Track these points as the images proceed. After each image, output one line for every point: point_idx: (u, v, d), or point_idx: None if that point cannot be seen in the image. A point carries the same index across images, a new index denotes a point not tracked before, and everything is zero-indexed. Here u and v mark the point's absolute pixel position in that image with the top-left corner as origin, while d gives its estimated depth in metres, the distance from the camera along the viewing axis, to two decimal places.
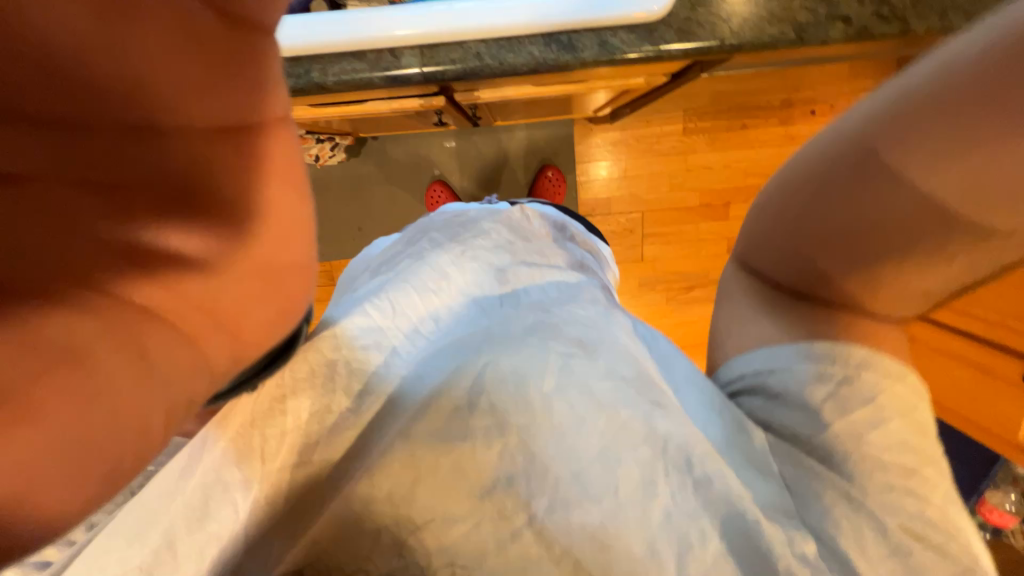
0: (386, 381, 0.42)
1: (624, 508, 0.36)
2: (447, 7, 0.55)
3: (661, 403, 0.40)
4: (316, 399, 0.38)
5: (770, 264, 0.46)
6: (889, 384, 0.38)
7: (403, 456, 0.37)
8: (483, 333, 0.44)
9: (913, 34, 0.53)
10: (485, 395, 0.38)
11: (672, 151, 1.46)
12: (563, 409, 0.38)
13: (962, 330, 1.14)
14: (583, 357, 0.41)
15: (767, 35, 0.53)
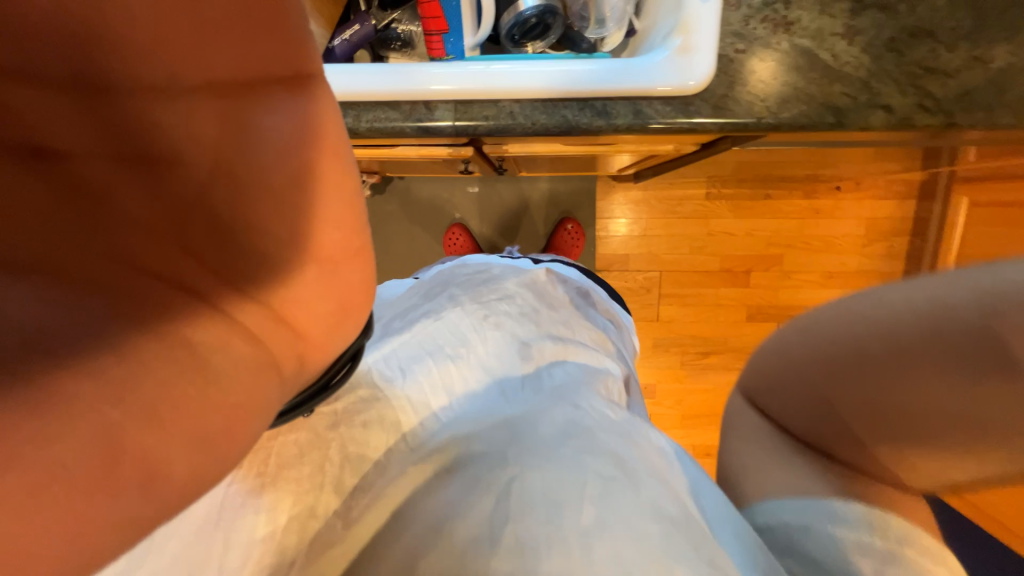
0: (396, 480, 0.40)
1: None
2: (485, 67, 0.56)
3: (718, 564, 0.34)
4: (303, 492, 0.40)
5: (780, 409, 0.50)
6: (933, 568, 0.39)
7: None
8: (504, 434, 0.41)
9: (958, 128, 0.51)
10: (510, 525, 0.35)
11: (694, 214, 1.45)
12: (605, 556, 0.34)
13: None
14: (626, 485, 0.38)
15: (804, 117, 0.52)
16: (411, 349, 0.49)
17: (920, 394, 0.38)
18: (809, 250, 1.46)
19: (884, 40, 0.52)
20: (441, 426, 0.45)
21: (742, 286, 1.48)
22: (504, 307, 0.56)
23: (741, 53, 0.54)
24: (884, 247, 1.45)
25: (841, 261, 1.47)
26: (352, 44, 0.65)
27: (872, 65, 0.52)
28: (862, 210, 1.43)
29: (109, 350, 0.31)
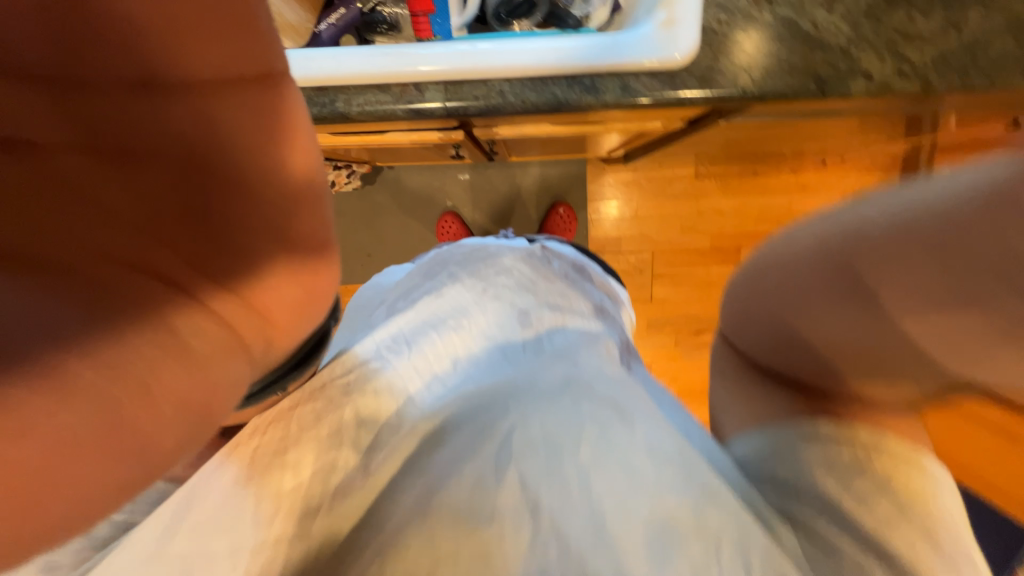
0: (404, 432, 0.44)
1: None
2: (471, 47, 0.56)
3: (710, 490, 0.38)
4: (322, 455, 0.41)
5: (748, 348, 0.53)
6: (898, 468, 0.41)
7: (420, 537, 0.35)
8: (506, 391, 0.44)
9: (934, 92, 0.53)
10: (514, 464, 0.38)
11: (684, 194, 1.47)
12: (602, 487, 0.37)
13: None
14: (622, 426, 0.41)
15: (788, 87, 0.53)
16: (416, 326, 0.51)
17: (843, 337, 0.41)
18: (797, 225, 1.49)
19: (864, 7, 0.53)
20: (448, 393, 0.47)
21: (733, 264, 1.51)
22: (502, 282, 0.57)
23: (726, 26, 0.54)
24: None
25: None
26: (337, 30, 0.66)
27: (852, 33, 0.53)
28: (848, 184, 1.45)
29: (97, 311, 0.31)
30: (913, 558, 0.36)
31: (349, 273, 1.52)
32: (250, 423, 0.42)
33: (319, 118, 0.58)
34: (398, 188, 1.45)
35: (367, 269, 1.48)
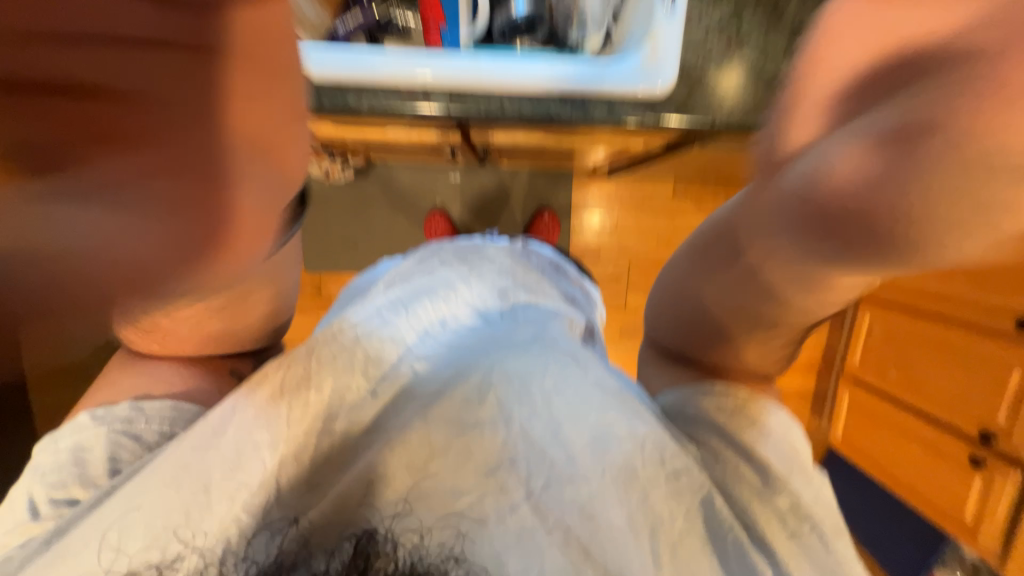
0: (399, 372, 0.49)
1: (603, 491, 0.41)
2: (476, 64, 0.62)
3: (639, 411, 0.45)
4: (337, 379, 0.46)
5: (663, 329, 0.61)
6: (763, 417, 0.50)
7: (418, 435, 0.42)
8: (489, 340, 0.51)
9: None
10: (492, 389, 0.44)
11: (663, 211, 1.56)
12: (559, 406, 0.44)
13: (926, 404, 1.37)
14: (577, 367, 0.47)
15: (751, 123, 0.60)
16: (410, 294, 0.57)
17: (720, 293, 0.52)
18: None
19: None
20: (441, 341, 0.53)
21: None
22: (494, 262, 0.65)
23: (703, 64, 0.61)
24: None
25: None
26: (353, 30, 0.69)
27: None
28: None
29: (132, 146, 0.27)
30: (769, 467, 0.46)
31: (337, 261, 1.56)
32: (268, 365, 0.46)
33: (327, 111, 0.61)
34: (389, 182, 1.48)
35: (354, 259, 1.51)
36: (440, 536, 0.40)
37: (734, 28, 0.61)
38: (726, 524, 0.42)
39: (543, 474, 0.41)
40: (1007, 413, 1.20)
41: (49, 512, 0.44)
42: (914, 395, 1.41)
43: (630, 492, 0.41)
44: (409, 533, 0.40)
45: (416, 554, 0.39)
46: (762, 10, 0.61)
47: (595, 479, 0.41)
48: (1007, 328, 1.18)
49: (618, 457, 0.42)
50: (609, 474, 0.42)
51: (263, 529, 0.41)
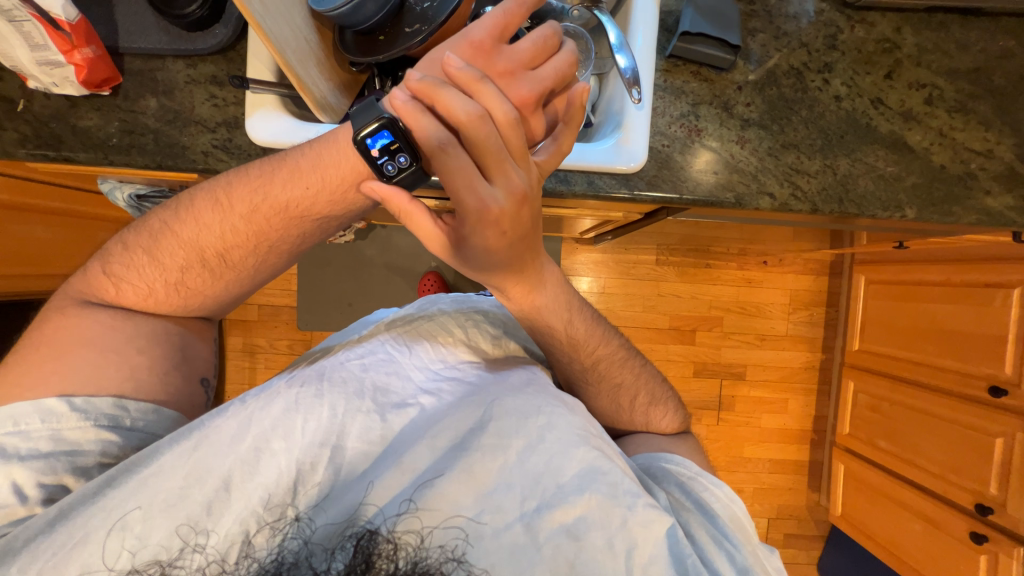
0: (403, 401, 0.56)
1: (590, 513, 0.48)
2: None
3: (609, 454, 0.53)
4: (346, 404, 0.53)
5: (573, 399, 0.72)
6: (714, 485, 0.60)
7: (421, 457, 0.50)
8: (485, 378, 0.59)
9: (821, 213, 0.70)
10: (492, 421, 0.53)
11: (646, 277, 1.66)
12: (552, 439, 0.52)
13: (915, 482, 1.37)
14: (566, 410, 0.56)
15: (713, 197, 0.69)
16: (411, 335, 0.64)
17: (579, 350, 0.67)
18: (744, 314, 1.69)
19: (767, 147, 0.70)
20: (445, 374, 0.60)
21: (688, 343, 1.69)
22: (488, 314, 0.72)
23: (668, 148, 0.70)
24: (807, 315, 1.69)
25: (772, 325, 1.69)
26: None
27: (758, 163, 0.70)
28: (787, 283, 1.68)
29: (484, 179, 0.47)
30: (718, 514, 0.56)
31: (330, 318, 1.59)
32: (280, 384, 0.53)
33: None
34: (387, 245, 1.56)
35: (348, 317, 1.55)
36: (442, 542, 0.46)
37: (693, 120, 0.70)
38: (689, 558, 0.49)
39: (535, 497, 0.49)
40: (997, 482, 1.18)
41: (38, 498, 0.49)
42: (904, 461, 1.39)
43: (613, 513, 0.49)
44: (410, 534, 0.46)
45: (417, 554, 0.45)
46: (714, 109, 0.71)
47: (582, 503, 0.49)
48: (985, 396, 1.22)
49: (602, 487, 0.50)
50: (595, 500, 0.49)
51: (268, 531, 0.46)
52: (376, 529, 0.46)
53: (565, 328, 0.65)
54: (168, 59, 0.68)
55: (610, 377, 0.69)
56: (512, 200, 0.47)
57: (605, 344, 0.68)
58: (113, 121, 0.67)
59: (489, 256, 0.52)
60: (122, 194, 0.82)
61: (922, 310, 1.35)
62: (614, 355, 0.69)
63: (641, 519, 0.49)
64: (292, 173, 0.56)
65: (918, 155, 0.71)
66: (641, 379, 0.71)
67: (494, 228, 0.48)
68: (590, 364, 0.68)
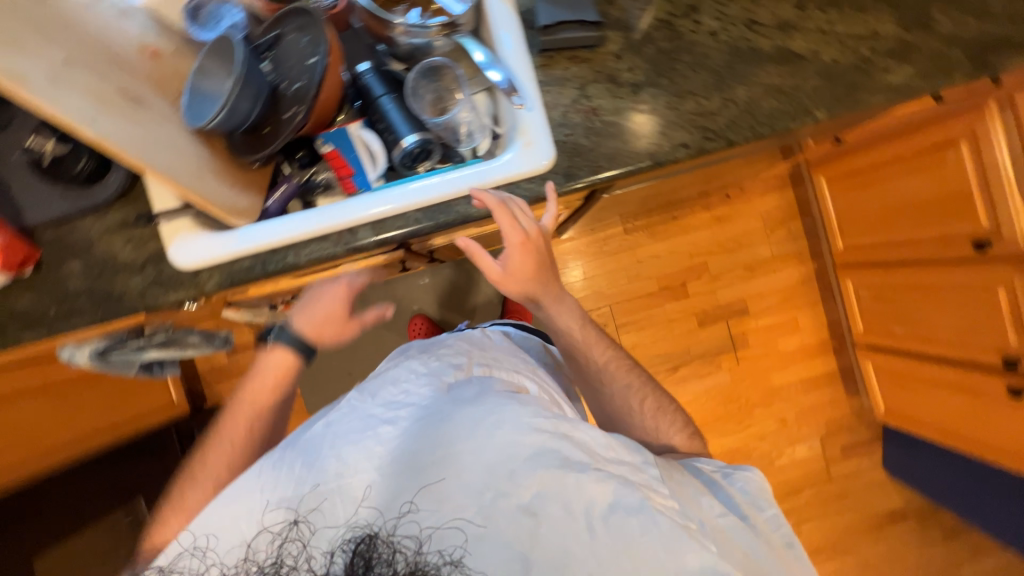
0: (366, 436, 0.58)
1: (549, 483, 0.53)
2: (397, 191, 0.70)
3: (566, 431, 0.57)
4: (313, 455, 0.56)
5: (595, 402, 0.79)
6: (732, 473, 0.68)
7: (390, 481, 0.54)
8: (443, 391, 0.63)
9: (738, 144, 0.71)
10: (449, 430, 0.57)
11: (620, 249, 1.69)
12: (505, 431, 0.56)
13: (940, 356, 1.35)
14: (517, 404, 0.59)
15: (632, 165, 0.69)
16: (375, 381, 0.66)
17: (589, 352, 0.76)
18: (725, 251, 1.73)
19: (665, 102, 0.71)
20: (405, 402, 0.62)
21: (682, 298, 1.72)
22: (454, 342, 0.76)
23: (572, 136, 0.70)
24: (784, 231, 1.73)
25: (756, 252, 1.73)
26: (283, 201, 0.75)
27: (662, 119, 0.70)
28: (756, 207, 1.73)
29: (522, 218, 0.66)
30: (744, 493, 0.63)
31: (337, 394, 1.59)
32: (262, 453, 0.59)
33: (274, 273, 0.69)
34: (366, 304, 1.56)
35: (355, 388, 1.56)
36: (439, 548, 0.50)
37: (586, 102, 0.70)
38: (650, 497, 0.55)
39: (497, 483, 0.53)
40: (1014, 331, 1.15)
41: None
42: (922, 342, 1.38)
43: (566, 481, 0.53)
44: (400, 545, 0.50)
45: (416, 558, 0.49)
46: (601, 84, 0.71)
47: (540, 477, 0.53)
48: (971, 253, 1.19)
49: (557, 461, 0.54)
50: (550, 473, 0.54)
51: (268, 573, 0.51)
52: (375, 533, 0.51)
53: (576, 333, 0.75)
54: (77, 219, 0.69)
55: (620, 378, 0.76)
56: (537, 236, 0.67)
57: (608, 349, 0.77)
58: (46, 293, 0.68)
59: (521, 273, 0.68)
60: (83, 355, 0.83)
61: (885, 191, 1.33)
62: (619, 358, 0.77)
63: (597, 476, 0.54)
64: (252, 382, 0.73)
65: (808, 60, 0.72)
66: (648, 388, 0.77)
67: (526, 252, 0.66)
68: (601, 365, 0.76)
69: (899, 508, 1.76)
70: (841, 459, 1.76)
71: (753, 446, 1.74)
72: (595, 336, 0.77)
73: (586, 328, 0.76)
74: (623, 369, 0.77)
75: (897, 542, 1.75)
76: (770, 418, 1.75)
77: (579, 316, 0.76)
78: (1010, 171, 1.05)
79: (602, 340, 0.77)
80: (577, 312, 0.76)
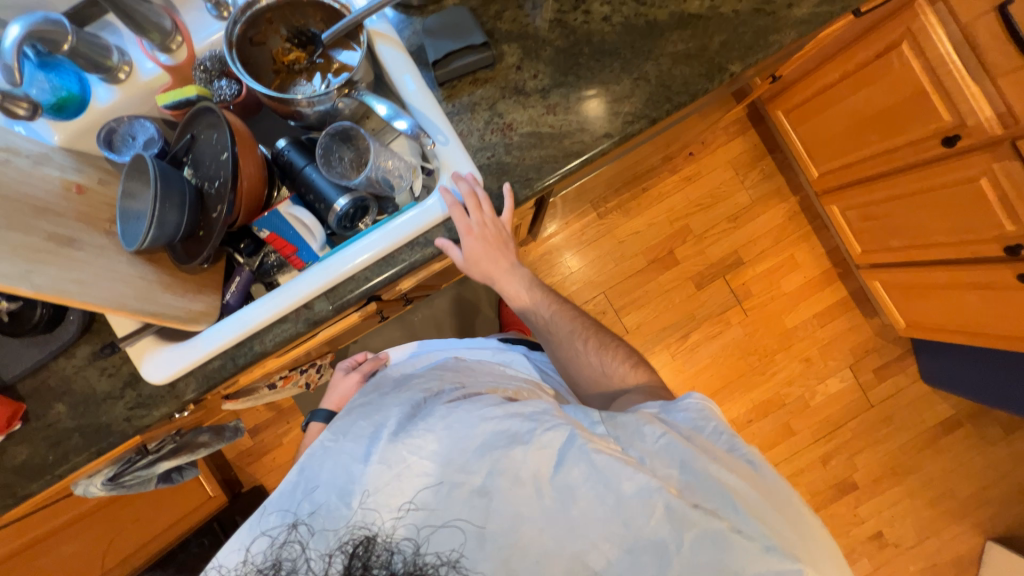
0: (321, 470, 0.55)
1: (503, 463, 0.52)
2: (339, 254, 0.70)
3: (510, 410, 0.57)
4: (274, 506, 0.54)
5: (557, 360, 0.79)
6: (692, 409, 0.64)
7: (353, 507, 0.52)
8: (393, 404, 0.62)
9: (659, 118, 0.70)
10: (398, 441, 0.55)
11: (600, 234, 1.68)
12: (452, 428, 0.56)
13: (941, 260, 1.30)
14: (461, 403, 0.59)
15: (560, 170, 0.69)
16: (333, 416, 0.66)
17: (533, 307, 0.78)
18: (704, 208, 1.70)
19: (576, 99, 0.70)
20: (354, 423, 0.60)
21: (674, 266, 1.69)
22: (423, 376, 0.71)
23: (494, 156, 0.70)
24: (758, 173, 1.70)
25: (736, 201, 1.70)
26: (241, 291, 0.77)
27: (578, 116, 0.70)
28: (723, 158, 1.70)
29: (473, 204, 0.67)
30: (700, 415, 0.61)
31: None
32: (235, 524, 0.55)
33: (245, 365, 0.71)
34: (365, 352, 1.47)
35: None
36: (438, 548, 0.50)
37: (498, 120, 0.70)
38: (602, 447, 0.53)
39: (458, 478, 0.52)
40: (1008, 217, 1.09)
41: None
42: (920, 250, 1.34)
43: (511, 455, 0.53)
44: (382, 558, 0.50)
45: (416, 558, 0.50)
46: (509, 98, 0.70)
47: (495, 461, 0.53)
48: (942, 150, 1.15)
49: (506, 441, 0.54)
50: (503, 454, 0.53)
51: None
52: (374, 535, 0.51)
53: (523, 291, 0.77)
54: (51, 363, 0.71)
55: (564, 324, 0.78)
56: (489, 219, 0.68)
57: (551, 299, 0.79)
58: (39, 441, 0.70)
59: (476, 251, 0.70)
60: (97, 485, 0.85)
61: (841, 112, 1.31)
62: (567, 308, 0.80)
63: (541, 443, 0.53)
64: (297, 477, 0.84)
65: (708, 17, 0.70)
66: (591, 330, 0.79)
67: (477, 236, 0.68)
68: (548, 315, 0.78)
69: (951, 417, 1.70)
70: (877, 383, 1.71)
71: (784, 393, 1.70)
72: (540, 291, 0.79)
73: (530, 285, 0.78)
74: (570, 313, 0.79)
75: (957, 451, 1.69)
76: (794, 361, 1.71)
77: (520, 277, 0.77)
78: (955, 59, 1.02)
79: (544, 293, 0.79)
80: (524, 275, 0.78)
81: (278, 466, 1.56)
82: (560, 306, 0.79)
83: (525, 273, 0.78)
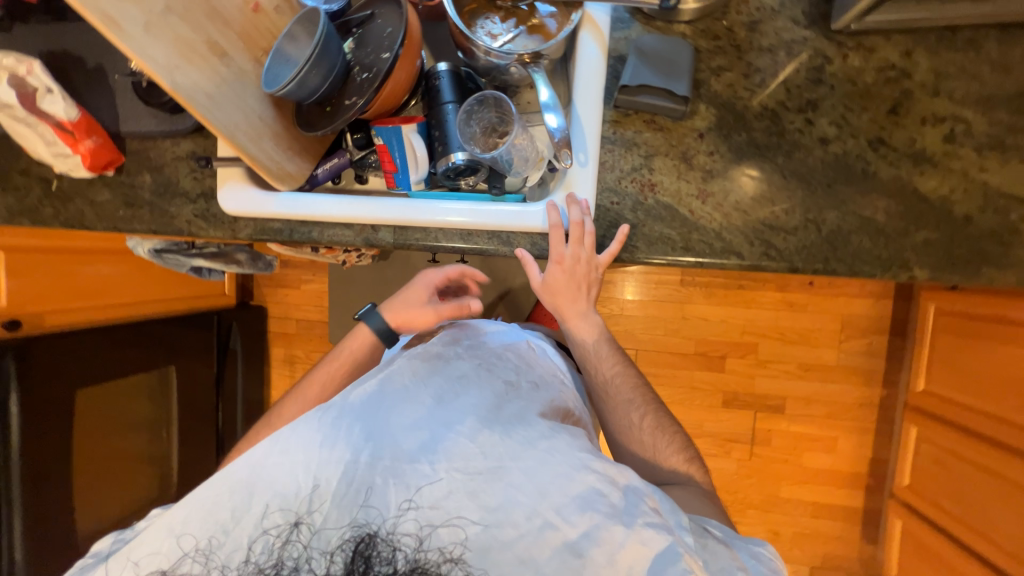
0: (413, 427, 0.54)
1: (590, 530, 0.48)
2: (427, 202, 0.69)
3: (614, 479, 0.52)
4: (353, 434, 0.53)
5: (605, 424, 0.76)
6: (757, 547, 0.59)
7: (431, 478, 0.50)
8: (495, 396, 0.60)
9: (802, 272, 0.61)
10: (494, 445, 0.53)
11: (670, 299, 1.58)
12: (550, 463, 0.52)
13: (975, 552, 1.15)
14: (563, 437, 0.56)
15: (669, 258, 0.63)
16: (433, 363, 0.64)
17: (593, 364, 0.75)
18: (784, 341, 1.55)
19: (734, 203, 0.62)
20: (455, 395, 0.59)
21: (717, 371, 1.59)
22: (518, 367, 0.68)
23: (618, 206, 0.64)
24: (862, 344, 1.52)
25: (820, 355, 1.54)
26: (332, 172, 0.76)
27: (723, 221, 0.62)
28: (838, 307, 1.52)
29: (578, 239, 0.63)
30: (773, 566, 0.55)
31: None
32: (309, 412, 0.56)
33: (296, 242, 0.73)
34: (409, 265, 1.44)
35: None
36: (439, 544, 0.48)
37: (646, 174, 0.64)
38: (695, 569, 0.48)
39: (541, 515, 0.49)
40: None
41: None
42: (964, 528, 1.18)
43: (610, 531, 0.49)
44: (408, 535, 0.48)
45: (415, 555, 0.47)
46: (670, 159, 0.63)
47: (582, 523, 0.49)
48: None
49: (603, 509, 0.50)
50: (595, 520, 0.49)
51: (290, 530, 0.49)
52: (374, 532, 0.48)
53: (594, 343, 0.74)
54: (158, 139, 0.76)
55: (620, 393, 0.74)
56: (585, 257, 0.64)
57: (614, 363, 0.75)
58: (118, 194, 0.77)
59: (559, 285, 0.67)
60: (144, 247, 0.95)
61: (993, 353, 1.12)
62: (634, 377, 0.76)
63: (641, 537, 0.49)
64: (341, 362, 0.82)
65: (932, 206, 0.59)
66: (651, 407, 0.74)
67: (564, 271, 0.65)
68: (609, 378, 0.74)
69: None
70: None
71: None
72: (606, 350, 0.75)
73: (602, 341, 0.74)
74: (632, 382, 0.75)
75: None
76: (762, 526, 1.61)
77: (590, 325, 0.73)
78: None
79: (614, 353, 0.76)
80: (601, 327, 0.74)
81: (287, 305, 1.68)
82: (626, 374, 0.75)
83: (599, 327, 0.74)
